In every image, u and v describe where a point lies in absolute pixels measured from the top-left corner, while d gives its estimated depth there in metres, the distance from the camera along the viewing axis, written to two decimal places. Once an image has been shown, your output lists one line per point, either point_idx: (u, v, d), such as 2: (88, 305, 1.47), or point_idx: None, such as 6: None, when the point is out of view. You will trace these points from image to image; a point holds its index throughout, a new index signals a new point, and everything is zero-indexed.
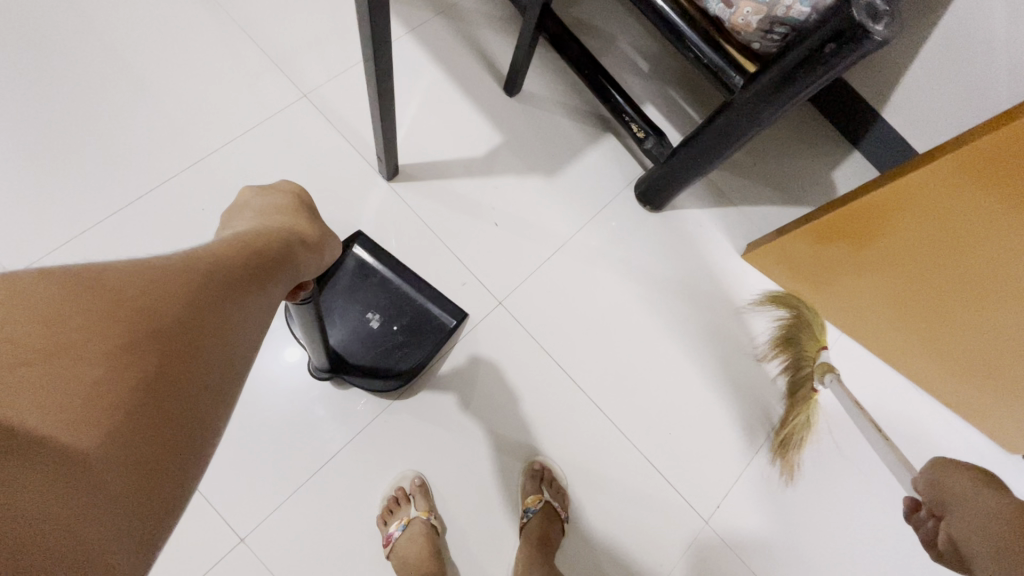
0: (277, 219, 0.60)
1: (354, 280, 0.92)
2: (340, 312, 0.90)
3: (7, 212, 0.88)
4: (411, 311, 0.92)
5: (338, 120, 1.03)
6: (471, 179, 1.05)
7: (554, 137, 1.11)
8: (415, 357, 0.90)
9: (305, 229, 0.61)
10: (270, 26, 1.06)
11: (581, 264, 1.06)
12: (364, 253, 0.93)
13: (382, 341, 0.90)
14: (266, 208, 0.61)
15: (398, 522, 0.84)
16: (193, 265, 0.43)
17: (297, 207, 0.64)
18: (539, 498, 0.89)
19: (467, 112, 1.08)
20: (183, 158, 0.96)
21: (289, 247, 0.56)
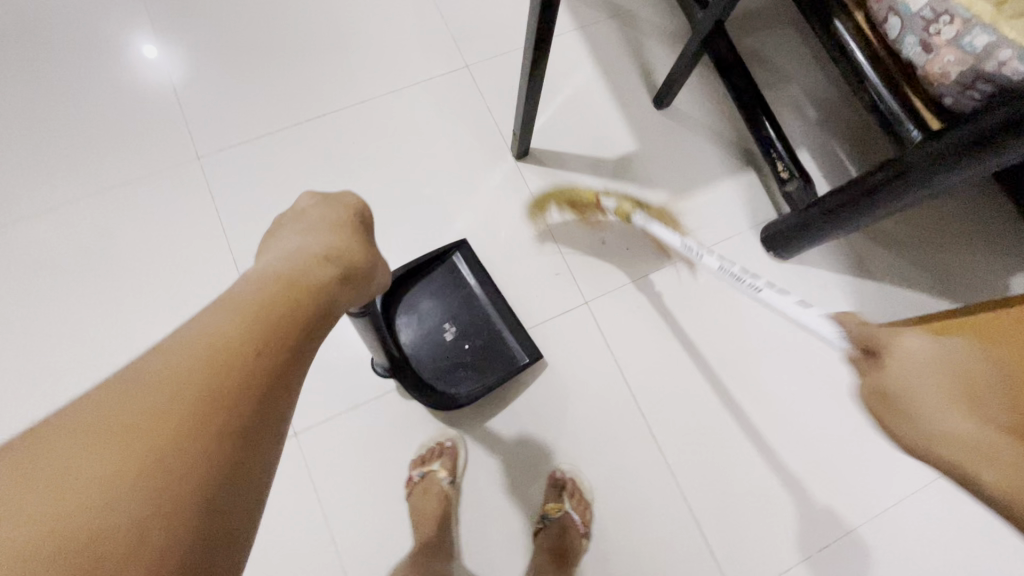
0: (316, 240, 0.48)
1: (447, 285, 0.96)
2: (423, 314, 0.94)
3: (212, 107, 1.07)
4: (486, 334, 0.94)
5: (489, 94, 1.10)
6: (594, 179, 1.06)
7: (690, 158, 1.08)
8: (472, 384, 0.91)
9: (350, 253, 0.48)
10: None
11: (680, 291, 1.01)
12: (462, 264, 0.96)
13: (451, 355, 0.93)
14: (314, 224, 0.50)
15: (422, 474, 0.88)
16: (194, 374, 0.35)
17: (351, 223, 0.51)
18: (559, 508, 0.87)
19: (611, 115, 1.09)
20: (351, 98, 1.09)
21: (326, 288, 0.45)
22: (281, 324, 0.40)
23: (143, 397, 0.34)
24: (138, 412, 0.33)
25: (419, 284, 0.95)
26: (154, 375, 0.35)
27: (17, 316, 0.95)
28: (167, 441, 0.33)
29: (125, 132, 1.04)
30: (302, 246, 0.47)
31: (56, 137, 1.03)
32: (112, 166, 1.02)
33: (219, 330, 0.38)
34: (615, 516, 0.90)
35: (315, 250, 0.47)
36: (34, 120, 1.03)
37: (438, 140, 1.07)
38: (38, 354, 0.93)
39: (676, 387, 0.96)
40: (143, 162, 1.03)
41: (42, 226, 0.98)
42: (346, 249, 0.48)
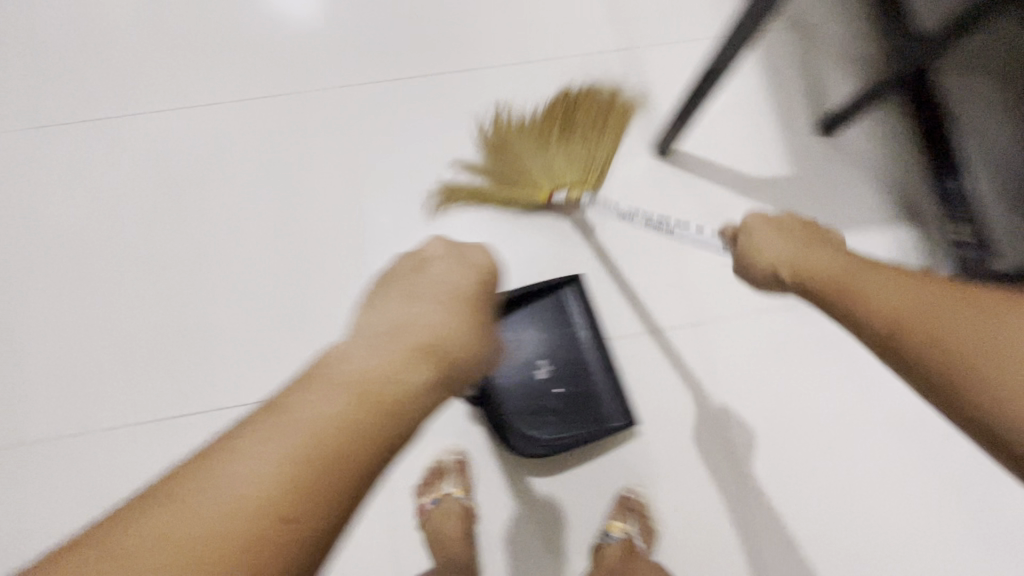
0: (420, 317, 0.45)
1: (552, 320, 0.90)
2: (519, 346, 0.88)
3: (361, 39, 1.06)
4: (583, 384, 0.87)
5: (640, 83, 1.03)
6: (733, 195, 0.97)
7: (842, 197, 0.97)
8: (557, 432, 0.85)
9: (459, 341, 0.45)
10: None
11: (800, 337, 0.92)
12: (573, 303, 0.90)
13: (540, 398, 0.87)
14: (428, 299, 0.46)
15: (432, 495, 0.81)
16: (296, 461, 0.36)
17: (470, 292, 0.48)
18: (624, 528, 0.81)
19: (767, 131, 1.00)
20: (495, 58, 1.05)
21: (411, 395, 0.41)
22: (368, 421, 0.39)
23: (250, 470, 0.35)
24: (241, 486, 0.35)
25: (522, 311, 0.90)
26: (263, 436, 0.37)
27: (149, 211, 1.00)
28: (259, 533, 0.34)
29: (270, 50, 1.05)
30: (406, 322, 0.44)
31: (209, 46, 1.05)
32: (252, 82, 1.04)
33: (316, 423, 0.38)
34: (680, 551, 0.85)
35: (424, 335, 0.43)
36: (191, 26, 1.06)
37: None
38: (163, 250, 0.98)
39: (772, 436, 0.89)
40: (281, 82, 1.04)
41: (184, 130, 1.02)
42: (448, 336, 0.44)
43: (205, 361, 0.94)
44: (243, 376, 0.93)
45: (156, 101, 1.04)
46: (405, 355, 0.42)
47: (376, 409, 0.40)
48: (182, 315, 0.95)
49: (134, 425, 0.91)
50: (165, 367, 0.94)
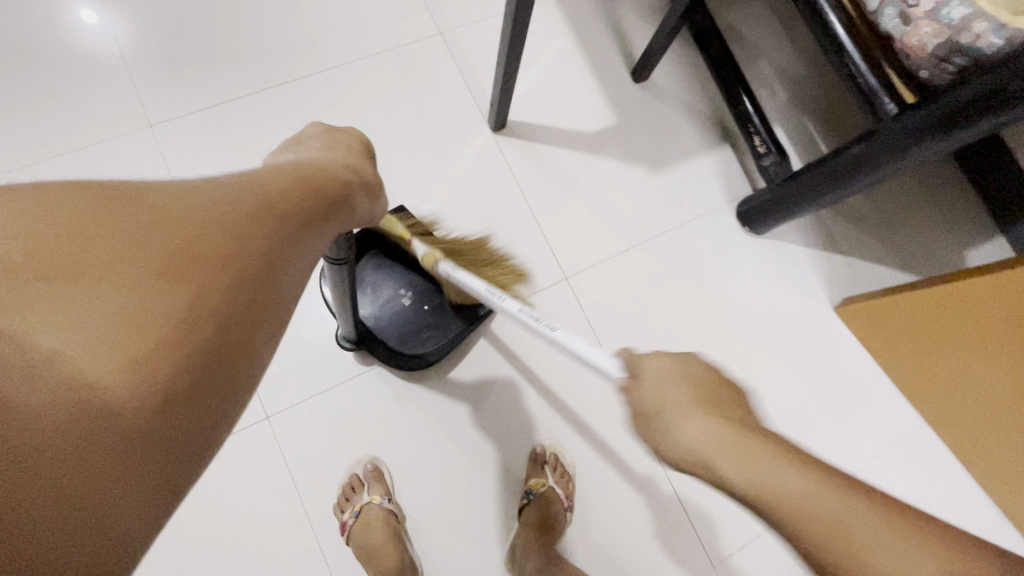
0: (338, 154, 0.56)
1: (394, 249, 0.91)
2: (376, 285, 0.89)
3: (162, 72, 0.99)
4: (445, 292, 0.90)
5: (464, 63, 1.05)
6: (572, 152, 1.03)
7: (665, 132, 1.07)
8: (440, 341, 0.88)
9: (368, 174, 0.56)
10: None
11: (658, 266, 1.01)
12: (407, 225, 0.91)
13: (412, 319, 0.89)
14: (336, 149, 0.57)
15: (353, 508, 0.81)
16: (232, 228, 0.40)
17: (359, 149, 0.60)
18: (543, 483, 0.86)
19: (589, 86, 1.07)
20: (316, 63, 1.03)
21: (344, 182, 0.51)
22: (301, 202, 0.45)
23: (190, 229, 0.38)
24: (184, 236, 0.38)
25: (364, 256, 0.90)
26: (201, 209, 0.40)
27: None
28: (254, 219, 0.41)
29: (64, 96, 0.95)
30: (319, 159, 0.53)
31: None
32: (47, 134, 0.93)
33: (267, 189, 0.44)
34: (599, 490, 0.90)
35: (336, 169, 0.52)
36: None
37: (411, 110, 1.02)
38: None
39: None
40: (85, 130, 0.95)
41: None
42: (356, 165, 0.56)
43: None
44: None
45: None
46: (321, 171, 0.50)
47: (304, 205, 0.45)
48: None
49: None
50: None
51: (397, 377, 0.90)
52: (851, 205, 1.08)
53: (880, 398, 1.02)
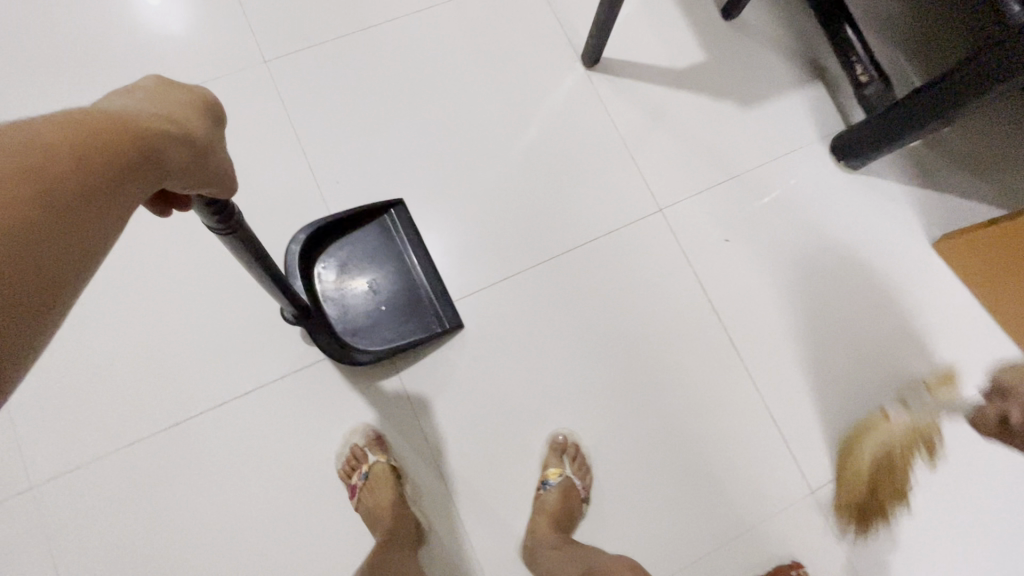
0: (158, 109, 0.39)
1: (375, 240, 0.92)
2: (343, 271, 0.90)
3: (270, 12, 1.02)
4: (408, 297, 0.90)
5: (556, 2, 1.07)
6: (663, 88, 1.04)
7: (756, 69, 1.07)
8: (384, 342, 0.87)
9: (191, 131, 0.40)
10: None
11: (749, 199, 1.01)
12: (398, 221, 0.93)
13: (366, 313, 0.88)
14: (155, 97, 0.40)
15: (360, 473, 0.82)
16: None
17: (197, 106, 0.41)
18: (560, 473, 0.84)
19: (679, 24, 1.07)
20: (413, 3, 1.05)
21: (154, 150, 0.36)
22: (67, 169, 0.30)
23: None
24: None
25: (342, 237, 0.91)
26: None
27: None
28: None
29: (179, 40, 0.99)
30: (123, 109, 0.37)
31: (109, 51, 0.98)
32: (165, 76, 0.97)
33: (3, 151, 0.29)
34: (693, 415, 0.92)
35: (123, 111, 0.36)
36: (84, 35, 0.98)
37: (505, 48, 1.04)
38: (108, 267, 0.89)
39: (749, 292, 0.97)
40: (200, 71, 0.98)
41: None
42: (175, 117, 0.39)
43: (178, 366, 0.87)
44: (223, 368, 0.87)
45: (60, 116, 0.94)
46: (111, 128, 0.34)
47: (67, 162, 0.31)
48: (138, 333, 0.87)
49: (119, 452, 0.82)
50: (137, 384, 0.85)
51: (500, 300, 0.94)
52: (947, 140, 1.06)
53: (982, 333, 0.99)
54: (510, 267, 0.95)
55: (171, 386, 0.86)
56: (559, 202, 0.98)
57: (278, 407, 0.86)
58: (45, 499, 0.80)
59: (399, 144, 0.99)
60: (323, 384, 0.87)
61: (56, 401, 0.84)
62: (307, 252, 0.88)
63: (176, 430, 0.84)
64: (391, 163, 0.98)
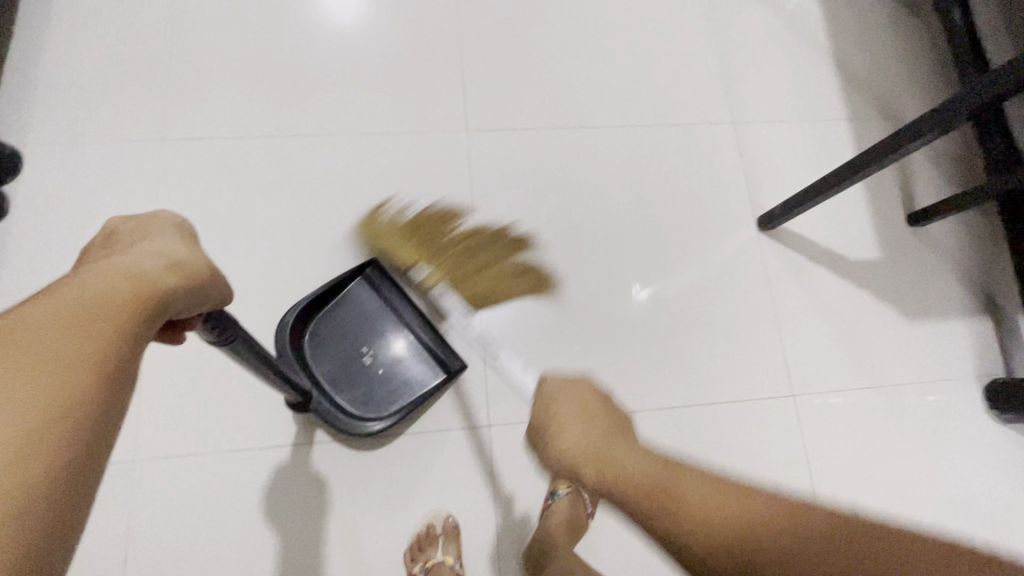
0: (158, 248, 0.45)
1: (359, 302, 0.90)
2: (337, 345, 0.89)
3: (483, 82, 1.06)
4: (405, 355, 0.90)
5: (747, 157, 1.08)
6: (829, 274, 1.02)
7: (929, 285, 1.03)
8: (391, 406, 0.87)
9: (190, 261, 0.45)
10: (737, 62, 1.14)
11: (886, 415, 0.96)
12: (377, 280, 0.90)
13: (366, 379, 0.88)
14: (156, 236, 0.46)
15: (423, 563, 0.80)
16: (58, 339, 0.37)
17: (185, 236, 0.48)
18: (569, 485, 0.84)
19: (861, 215, 1.06)
20: (615, 115, 1.08)
21: (178, 282, 0.43)
22: (125, 306, 0.40)
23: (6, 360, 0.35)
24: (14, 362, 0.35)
25: (328, 307, 0.90)
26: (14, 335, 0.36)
27: (250, 235, 0.93)
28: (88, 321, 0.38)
29: (396, 86, 1.04)
30: (146, 253, 0.44)
31: (333, 76, 1.03)
32: (369, 111, 1.02)
33: (80, 299, 0.39)
34: None
35: (150, 264, 0.43)
36: (314, 53, 1.03)
37: (687, 185, 1.05)
38: (260, 279, 0.92)
39: (861, 513, 0.92)
40: (403, 121, 1.02)
41: (289, 136, 0.99)
42: (176, 250, 0.45)
43: None
44: None
45: (264, 120, 0.99)
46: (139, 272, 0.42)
47: (120, 300, 0.40)
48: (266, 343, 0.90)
49: (217, 454, 0.85)
50: (253, 393, 0.88)
51: None
52: None
53: None
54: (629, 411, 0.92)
55: (283, 405, 0.88)
56: (696, 352, 0.96)
57: (369, 473, 0.86)
58: (142, 478, 0.83)
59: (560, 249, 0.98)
60: (417, 455, 0.88)
61: (179, 389, 0.87)
62: (292, 334, 0.86)
63: (270, 462, 0.85)
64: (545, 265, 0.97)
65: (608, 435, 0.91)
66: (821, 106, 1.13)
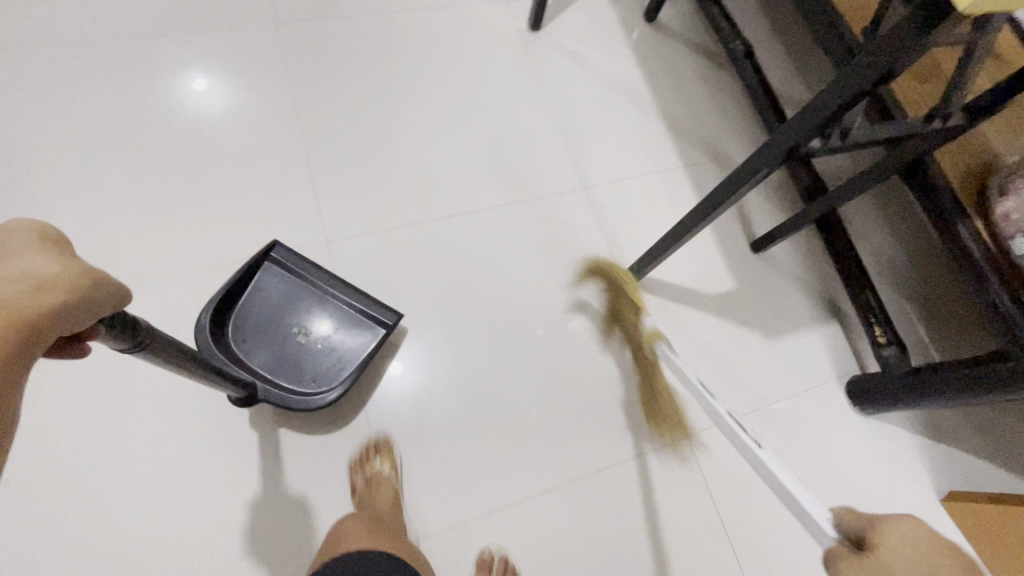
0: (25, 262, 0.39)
1: (272, 297, 0.96)
2: (263, 339, 0.93)
3: (341, 191, 1.08)
4: (342, 320, 0.96)
5: (604, 215, 1.15)
6: (695, 311, 1.11)
7: (781, 303, 1.14)
8: (349, 360, 0.94)
9: (66, 278, 0.40)
10: (573, 116, 1.25)
11: (768, 432, 1.04)
12: (278, 271, 0.97)
13: (313, 348, 0.94)
14: (20, 251, 0.40)
15: None
16: None
17: (55, 249, 0.42)
18: None
19: (711, 250, 1.16)
20: (475, 199, 1.12)
21: (57, 299, 0.38)
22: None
23: None
24: None
25: (244, 300, 0.95)
26: None
27: (112, 400, 0.89)
28: None
29: (251, 197, 1.05)
30: (12, 269, 0.38)
31: (184, 198, 1.03)
32: (225, 245, 1.01)
33: None
34: None
35: (23, 283, 0.37)
36: (162, 198, 1.03)
37: (554, 253, 1.11)
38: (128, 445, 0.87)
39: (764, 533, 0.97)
40: (263, 237, 1.02)
41: (141, 285, 0.96)
42: (52, 267, 0.40)
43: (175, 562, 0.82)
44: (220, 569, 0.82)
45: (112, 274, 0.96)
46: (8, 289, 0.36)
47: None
48: (139, 514, 0.84)
49: None
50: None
51: (520, 519, 0.91)
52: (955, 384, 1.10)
53: None
54: (534, 476, 0.94)
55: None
56: (589, 416, 1.00)
57: None
58: None
59: (441, 332, 1.01)
60: None
61: None
62: (215, 334, 0.91)
63: None
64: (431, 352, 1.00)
65: (519, 507, 0.92)
66: (652, 146, 1.25)
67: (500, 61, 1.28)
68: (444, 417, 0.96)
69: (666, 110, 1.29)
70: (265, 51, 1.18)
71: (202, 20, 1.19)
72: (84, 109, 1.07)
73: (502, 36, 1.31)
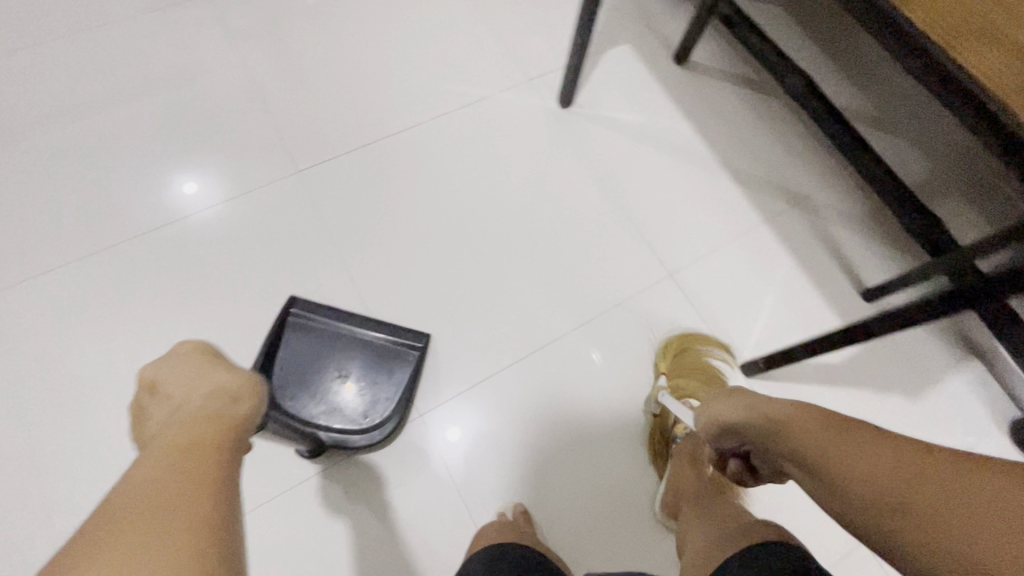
0: (202, 369, 0.50)
1: (309, 331, 0.93)
2: (306, 387, 0.90)
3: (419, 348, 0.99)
4: (377, 346, 0.94)
5: (697, 302, 1.06)
6: (828, 389, 1.00)
7: (913, 355, 1.04)
8: (387, 410, 0.91)
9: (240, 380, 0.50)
10: (619, 174, 1.16)
11: None
12: (307, 307, 0.94)
13: (355, 394, 0.91)
14: (198, 365, 0.50)
15: None
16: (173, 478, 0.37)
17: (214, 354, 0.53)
18: None
19: (822, 312, 1.06)
20: (560, 319, 1.03)
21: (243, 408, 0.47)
22: (210, 436, 0.42)
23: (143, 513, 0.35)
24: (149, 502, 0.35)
25: (287, 335, 0.92)
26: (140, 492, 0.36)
27: None
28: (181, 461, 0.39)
29: None
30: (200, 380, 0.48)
31: None
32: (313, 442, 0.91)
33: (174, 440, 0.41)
34: None
35: (214, 397, 0.47)
36: None
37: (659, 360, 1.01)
38: None
39: None
40: None
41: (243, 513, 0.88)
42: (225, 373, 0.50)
43: None
44: None
45: None
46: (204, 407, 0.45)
47: (208, 431, 0.43)
48: None
49: None
50: None
51: None
52: None
53: None
54: (673, 544, 0.91)
55: None
56: None
57: None
58: None
59: (549, 440, 0.95)
60: None
61: None
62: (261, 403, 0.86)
63: None
64: (551, 477, 0.93)
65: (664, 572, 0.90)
66: (684, 154, 1.18)
67: (540, 150, 1.17)
68: (586, 539, 0.90)
69: (701, 126, 1.21)
70: (257, 140, 1.12)
71: (183, 118, 1.12)
72: (103, 251, 1.00)
73: (493, 66, 1.24)
